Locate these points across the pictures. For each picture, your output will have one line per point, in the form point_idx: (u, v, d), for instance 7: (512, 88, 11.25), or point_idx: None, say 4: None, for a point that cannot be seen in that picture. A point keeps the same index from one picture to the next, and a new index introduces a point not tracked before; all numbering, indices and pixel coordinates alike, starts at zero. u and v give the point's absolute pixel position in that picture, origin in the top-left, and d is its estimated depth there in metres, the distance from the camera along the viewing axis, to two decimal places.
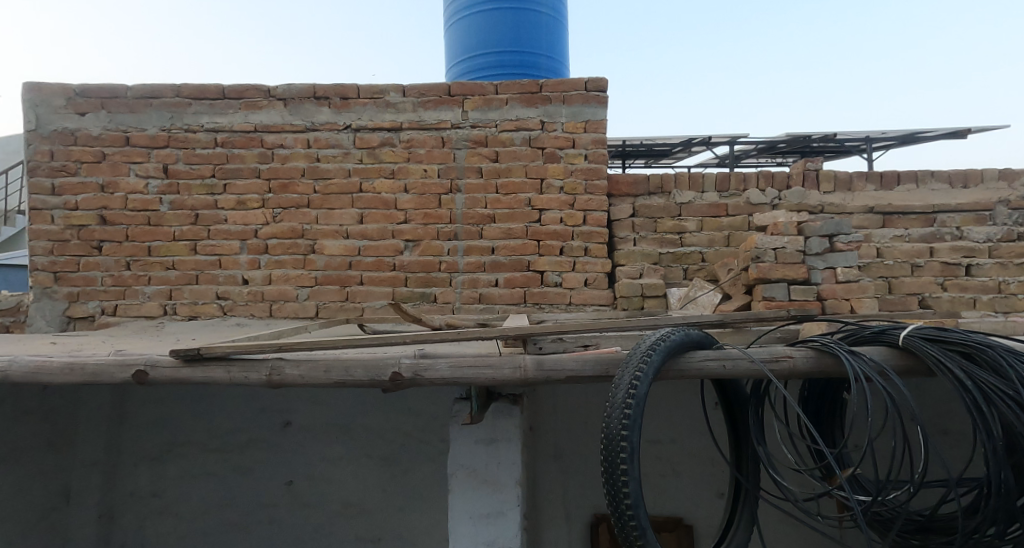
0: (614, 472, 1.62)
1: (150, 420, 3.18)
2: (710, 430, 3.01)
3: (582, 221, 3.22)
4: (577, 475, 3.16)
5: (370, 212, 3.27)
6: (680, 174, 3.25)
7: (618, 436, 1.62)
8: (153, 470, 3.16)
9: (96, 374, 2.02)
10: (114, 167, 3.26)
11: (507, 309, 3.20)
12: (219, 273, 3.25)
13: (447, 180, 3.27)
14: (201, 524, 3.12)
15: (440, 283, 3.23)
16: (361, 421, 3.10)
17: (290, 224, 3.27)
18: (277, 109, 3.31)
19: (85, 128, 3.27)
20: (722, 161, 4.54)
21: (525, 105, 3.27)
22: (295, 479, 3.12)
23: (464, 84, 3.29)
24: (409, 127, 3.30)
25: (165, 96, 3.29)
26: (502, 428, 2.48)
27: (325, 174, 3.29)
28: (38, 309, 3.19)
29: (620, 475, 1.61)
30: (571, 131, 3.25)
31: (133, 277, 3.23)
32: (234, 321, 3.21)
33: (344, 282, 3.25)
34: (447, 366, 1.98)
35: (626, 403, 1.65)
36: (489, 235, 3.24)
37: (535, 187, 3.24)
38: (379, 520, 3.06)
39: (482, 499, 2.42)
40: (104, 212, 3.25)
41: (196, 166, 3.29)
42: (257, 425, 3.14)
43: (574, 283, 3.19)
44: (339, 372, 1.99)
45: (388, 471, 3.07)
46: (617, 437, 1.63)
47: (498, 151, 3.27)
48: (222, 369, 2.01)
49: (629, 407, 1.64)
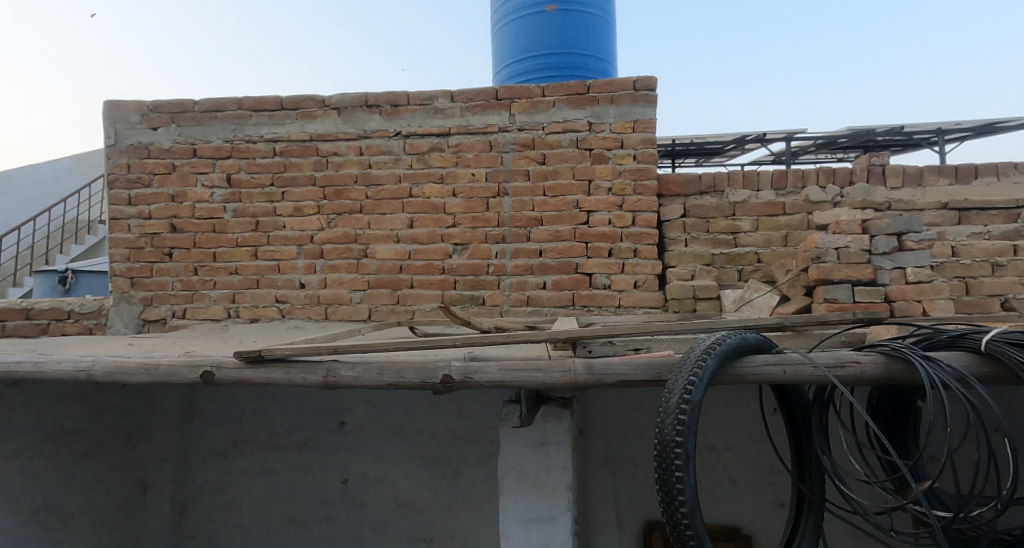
0: (668, 480, 1.58)
1: (216, 417, 3.35)
2: (769, 436, 2.91)
3: (631, 222, 3.17)
4: (628, 480, 3.11)
5: (420, 217, 3.34)
6: (734, 173, 3.16)
7: (672, 443, 1.58)
8: (219, 465, 3.32)
9: (168, 374, 2.15)
10: (183, 178, 3.45)
11: (555, 311, 3.18)
12: (279, 277, 3.39)
13: (494, 183, 3.30)
14: (263, 518, 3.25)
15: (488, 285, 3.26)
16: (412, 422, 3.16)
17: (344, 229, 3.37)
18: (332, 119, 3.43)
19: (158, 142, 3.48)
20: (777, 158, 4.37)
21: (572, 107, 3.26)
22: (350, 478, 3.20)
23: (512, 88, 3.32)
24: (457, 132, 3.35)
25: (228, 110, 3.47)
26: (553, 432, 2.47)
27: (377, 180, 3.37)
28: (116, 312, 3.41)
29: (675, 483, 1.57)
30: (620, 132, 3.21)
31: (200, 282, 3.41)
32: (292, 323, 3.34)
33: (395, 285, 3.32)
34: (496, 368, 1.99)
35: (680, 409, 1.60)
36: (536, 237, 3.24)
37: (582, 188, 3.22)
38: (432, 520, 3.11)
39: (533, 502, 2.42)
40: (174, 221, 3.44)
41: (257, 175, 3.44)
42: (314, 424, 3.26)
43: (623, 285, 3.15)
44: (392, 375, 2.04)
45: (439, 472, 3.11)
46: (671, 444, 1.59)
47: (545, 154, 3.27)
48: (282, 371, 2.09)
49: (683, 413, 1.60)
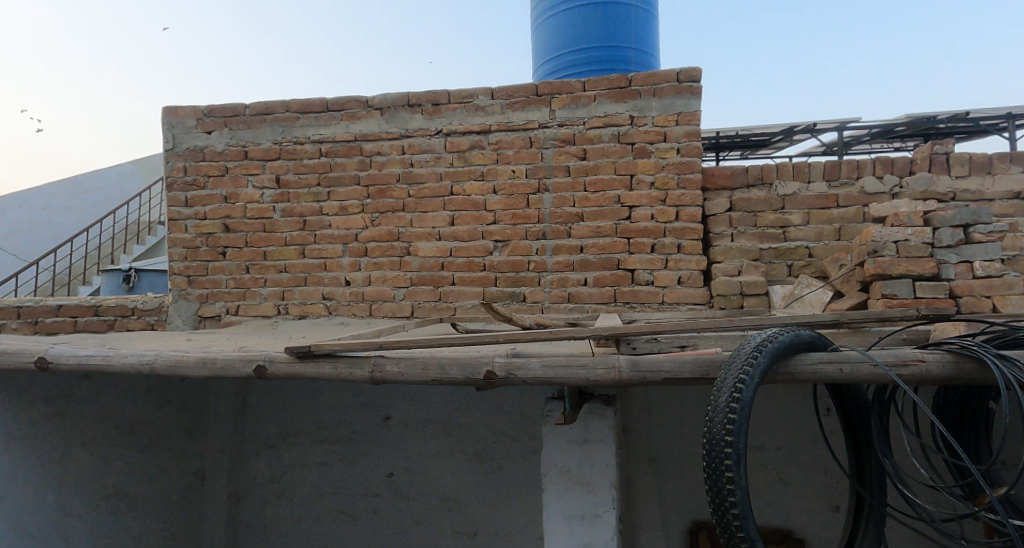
0: (718, 480, 1.55)
1: (268, 410, 3.48)
2: (823, 437, 2.81)
3: (674, 216, 3.11)
4: (673, 479, 3.07)
5: (460, 214, 3.36)
6: (783, 164, 3.05)
7: (722, 442, 1.54)
8: (271, 456, 3.44)
9: (224, 368, 2.23)
10: (235, 180, 3.59)
11: (596, 308, 3.16)
12: (325, 275, 3.48)
13: (535, 180, 3.29)
14: (313, 509, 3.35)
15: (529, 282, 3.26)
16: (456, 418, 3.20)
17: (387, 227, 3.43)
18: (375, 119, 3.49)
19: (212, 145, 3.62)
20: (829, 149, 4.20)
21: (613, 101, 3.22)
22: (395, 471, 3.27)
23: (552, 83, 3.30)
24: (497, 129, 3.35)
25: (277, 113, 3.58)
26: (596, 430, 2.45)
27: (419, 178, 3.42)
28: (175, 309, 3.58)
29: (725, 484, 1.53)
30: (662, 125, 3.14)
31: (252, 279, 3.54)
32: (338, 320, 3.43)
33: (437, 282, 3.36)
34: (539, 365, 1.99)
35: (730, 408, 1.56)
36: (577, 233, 3.22)
37: (624, 183, 3.18)
38: (475, 514, 3.14)
39: (576, 500, 2.40)
40: (227, 221, 3.58)
41: (304, 175, 3.54)
42: (360, 418, 3.34)
43: (667, 281, 3.09)
44: (436, 370, 2.06)
45: (483, 467, 3.14)
46: (721, 443, 1.55)
47: (586, 149, 3.24)
48: (330, 365, 2.15)
49: (733, 412, 1.55)
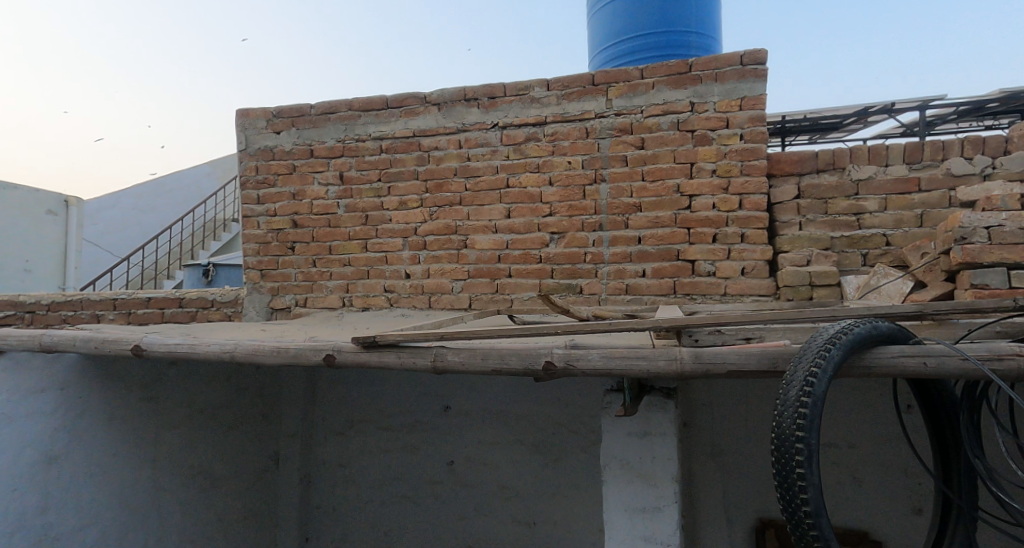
0: (787, 476, 1.49)
1: (335, 398, 3.63)
2: (904, 435, 2.66)
3: (737, 205, 3.00)
4: (738, 475, 2.99)
5: (517, 207, 3.38)
6: (858, 148, 2.88)
7: (792, 437, 1.48)
8: (339, 442, 3.60)
9: (296, 356, 2.35)
10: (302, 178, 3.75)
11: (655, 300, 3.11)
12: (386, 268, 3.59)
13: (591, 170, 3.26)
14: (379, 493, 3.49)
15: (585, 274, 3.24)
16: (514, 408, 3.24)
17: (445, 221, 3.50)
18: (433, 114, 3.56)
19: (281, 144, 3.80)
20: (908, 130, 3.93)
21: (672, 88, 3.14)
22: (456, 460, 3.35)
23: (609, 72, 3.25)
24: (553, 121, 3.34)
25: (340, 111, 3.71)
26: (656, 422, 2.41)
27: (475, 172, 3.46)
28: (250, 301, 3.80)
29: (795, 480, 1.48)
30: (725, 110, 3.04)
31: (319, 273, 3.70)
32: (399, 312, 3.53)
33: (494, 275, 3.40)
34: (599, 355, 1.98)
35: (800, 402, 1.50)
36: (635, 224, 3.17)
37: (684, 172, 3.10)
38: (535, 504, 3.17)
39: (637, 493, 2.38)
40: (295, 217, 3.75)
41: (366, 172, 3.65)
42: (421, 407, 3.44)
43: (729, 272, 3.00)
44: (495, 360, 2.09)
45: (542, 458, 3.17)
46: (791, 438, 1.49)
47: (644, 138, 3.17)
48: (394, 355, 2.22)
49: (804, 406, 1.49)
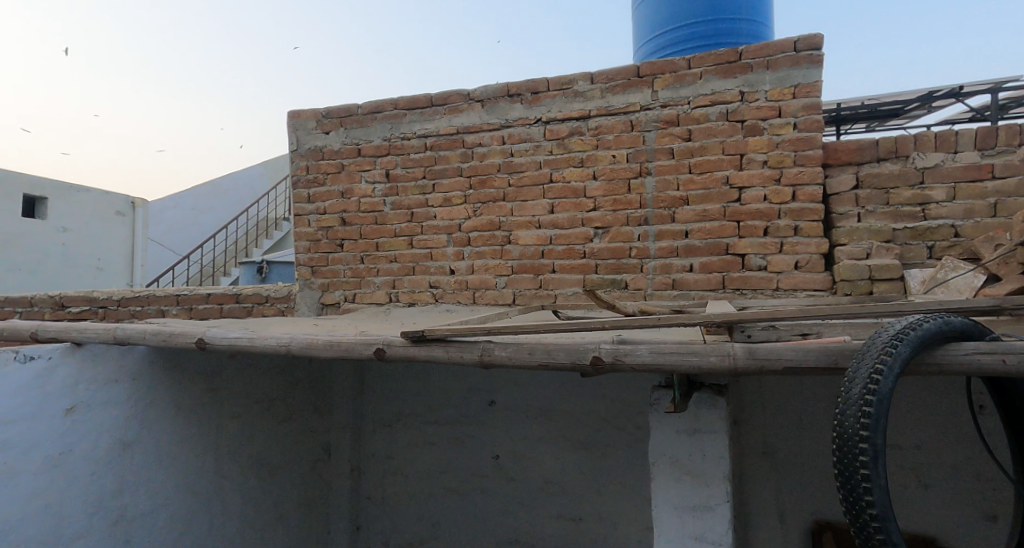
0: (850, 478, 1.42)
1: (384, 392, 3.72)
2: (979, 438, 2.53)
3: (790, 197, 2.90)
4: (792, 476, 2.91)
5: (561, 202, 3.37)
6: (923, 135, 2.74)
7: (855, 438, 1.41)
8: (388, 434, 3.68)
9: (347, 350, 2.40)
10: (350, 176, 3.84)
11: (703, 295, 3.05)
12: (431, 264, 3.64)
13: (636, 164, 3.21)
14: (426, 485, 3.55)
15: (630, 269, 3.20)
16: (560, 404, 3.25)
17: (489, 217, 3.52)
18: (476, 111, 3.57)
19: (330, 144, 3.90)
20: (978, 115, 3.71)
21: (721, 77, 3.05)
22: (501, 454, 3.37)
23: (655, 63, 3.20)
24: (597, 114, 3.31)
25: (386, 110, 3.77)
26: (707, 419, 2.35)
27: (519, 167, 3.46)
28: (301, 297, 3.92)
29: (859, 483, 1.41)
30: (777, 99, 2.93)
31: (366, 269, 3.78)
32: (444, 307, 3.58)
33: (538, 270, 3.40)
34: (648, 351, 1.94)
35: (864, 401, 1.42)
36: (682, 218, 3.11)
37: (733, 163, 3.01)
38: (581, 499, 3.16)
39: (687, 491, 2.34)
40: (344, 215, 3.84)
41: (411, 169, 3.71)
42: (466, 402, 3.48)
43: (781, 266, 2.90)
44: (543, 355, 2.09)
45: (587, 454, 3.16)
46: (854, 438, 1.42)
47: (691, 130, 3.10)
48: (442, 349, 2.24)
49: (869, 405, 1.41)
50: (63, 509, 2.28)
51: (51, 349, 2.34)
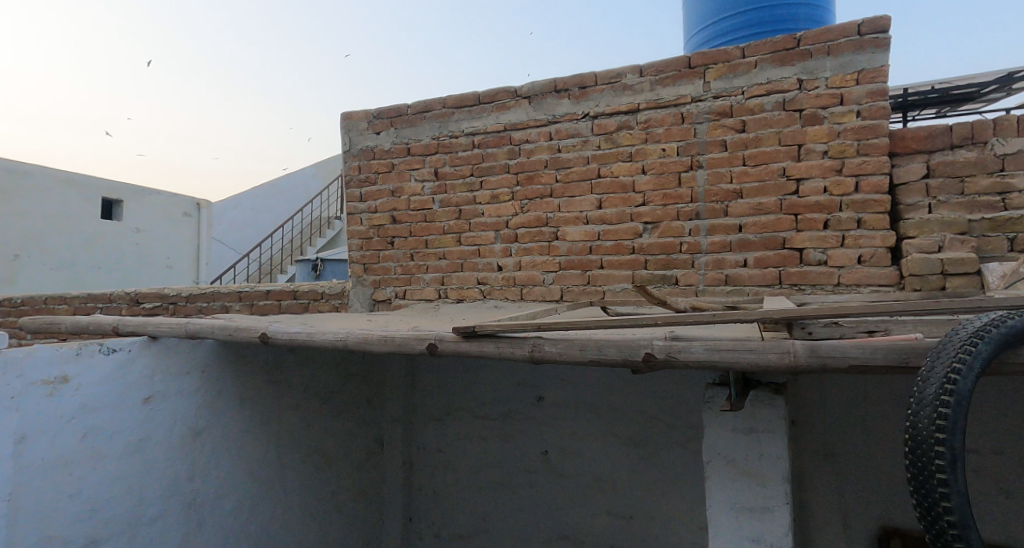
0: (924, 482, 1.34)
1: (433, 386, 3.78)
2: None
3: (853, 188, 2.77)
4: (855, 479, 2.80)
5: (609, 197, 3.33)
6: (1002, 119, 2.57)
7: (930, 440, 1.33)
8: (438, 428, 3.75)
9: (401, 345, 2.44)
10: (400, 175, 3.91)
11: (758, 291, 2.95)
12: (479, 261, 3.68)
13: (687, 157, 3.14)
14: (475, 479, 3.60)
15: (681, 265, 3.14)
16: (609, 400, 3.22)
17: (536, 213, 3.52)
18: (523, 108, 3.58)
19: (380, 144, 3.99)
20: None
21: (778, 65, 2.94)
22: (549, 450, 3.37)
23: (706, 53, 3.12)
24: (646, 107, 3.25)
25: (435, 109, 3.83)
26: (764, 419, 2.26)
27: (566, 163, 3.45)
28: (355, 293, 4.03)
29: (935, 487, 1.32)
30: (839, 86, 2.80)
31: (416, 266, 3.85)
32: (492, 303, 3.60)
33: (585, 266, 3.38)
34: (702, 347, 1.88)
35: (940, 401, 1.33)
36: (735, 212, 3.02)
37: (790, 154, 2.90)
38: (631, 497, 3.13)
39: (743, 491, 2.26)
40: (394, 213, 3.92)
41: (459, 167, 3.76)
42: (515, 397, 3.50)
43: (843, 260, 2.78)
44: (594, 351, 2.06)
45: (638, 451, 3.13)
46: (928, 441, 1.34)
47: (745, 120, 3.01)
48: (493, 344, 2.25)
49: (945, 405, 1.32)
50: (143, 493, 2.43)
51: (131, 342, 2.45)
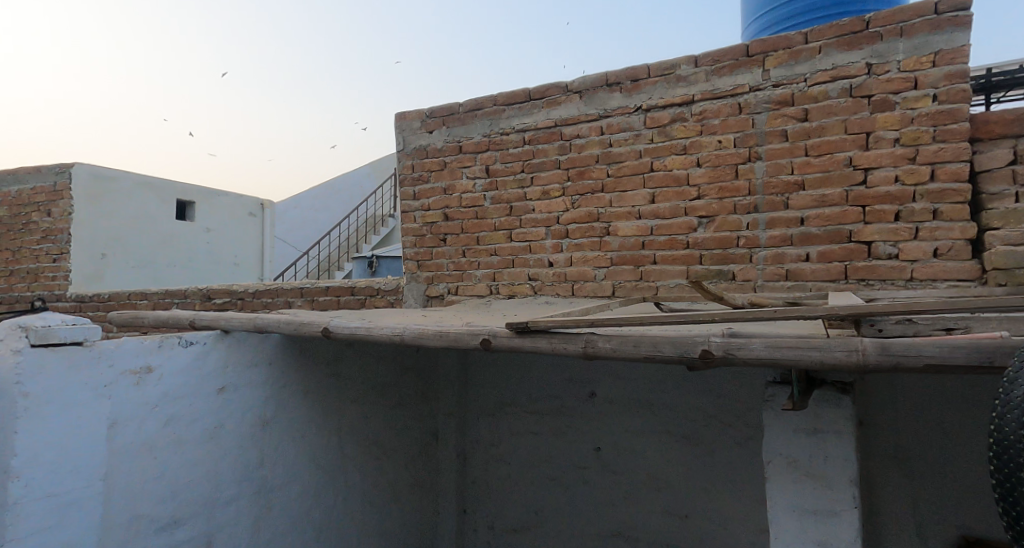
0: (1012, 489, 1.25)
1: (486, 381, 3.82)
2: None
3: (928, 177, 2.61)
4: (929, 484, 2.67)
5: (662, 191, 3.27)
6: None
7: (1017, 445, 1.24)
8: (490, 422, 3.80)
9: (455, 340, 2.48)
10: (453, 173, 3.98)
11: (822, 287, 2.83)
12: (530, 257, 3.69)
13: (745, 148, 3.04)
14: (528, 473, 3.63)
15: (738, 259, 3.05)
16: (663, 398, 3.18)
17: (587, 209, 3.50)
18: (574, 103, 3.56)
19: (433, 143, 4.06)
20: None
21: (844, 49, 2.80)
22: (602, 446, 3.36)
23: (766, 40, 3.01)
24: (702, 98, 3.17)
25: (486, 107, 3.86)
26: (830, 420, 2.17)
27: (618, 157, 3.41)
28: (409, 289, 4.13)
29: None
30: (912, 69, 2.64)
31: (468, 263, 3.91)
32: (543, 299, 3.61)
33: (638, 262, 3.33)
34: (763, 344, 1.81)
35: None
36: (797, 204, 2.91)
37: (857, 143, 2.76)
38: (687, 496, 3.08)
39: (807, 493, 2.18)
40: (446, 210, 3.99)
41: (510, 164, 3.78)
42: (567, 393, 3.50)
43: (917, 254, 2.63)
44: (648, 347, 2.02)
45: (693, 450, 3.07)
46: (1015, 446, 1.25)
47: (808, 109, 2.88)
48: (546, 340, 2.25)
49: None
50: (220, 477, 2.59)
51: (206, 335, 2.60)
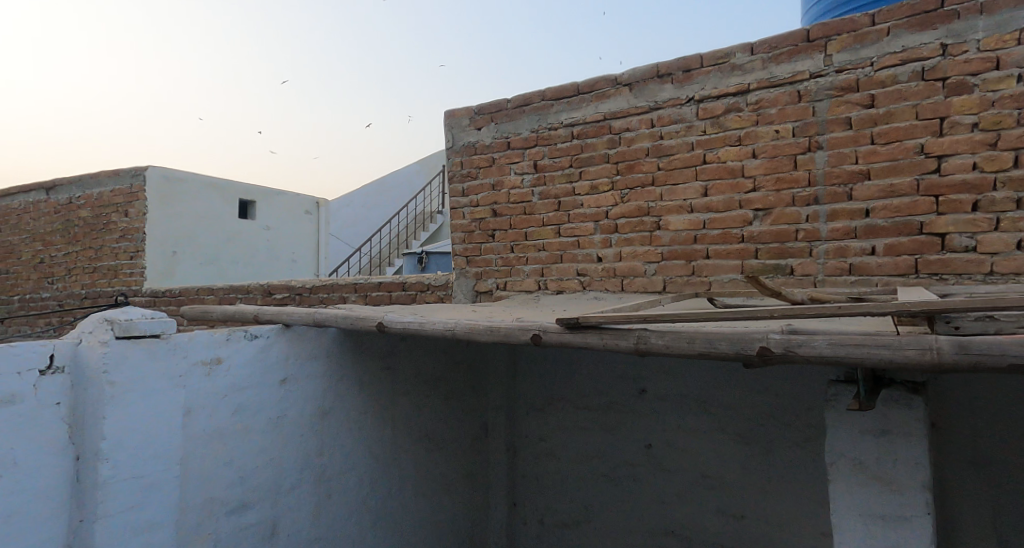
0: None
1: (534, 376, 3.84)
2: None
3: (1012, 162, 2.43)
4: (1010, 491, 2.52)
5: (716, 183, 3.18)
6: None
7: None
8: (539, 417, 3.81)
9: (506, 335, 2.49)
10: (501, 169, 3.99)
11: (889, 282, 2.69)
12: (579, 252, 3.67)
13: (805, 138, 2.92)
14: (577, 469, 3.62)
15: (797, 253, 2.93)
16: (717, 395, 3.10)
17: (636, 203, 3.45)
18: (624, 95, 3.50)
19: (482, 140, 4.09)
20: None
21: (915, 30, 2.64)
22: (653, 443, 3.31)
23: (828, 24, 2.87)
24: (758, 87, 3.05)
25: (534, 102, 3.85)
26: (900, 421, 2.06)
27: (670, 150, 3.33)
28: (458, 284, 4.18)
29: None
30: (993, 48, 2.46)
31: (516, 258, 3.92)
32: (592, 294, 3.59)
33: (690, 256, 3.26)
34: (826, 342, 1.73)
35: None
36: (862, 195, 2.77)
37: (930, 129, 2.60)
38: (743, 496, 3.00)
39: (875, 498, 2.07)
40: (495, 206, 4.02)
41: (559, 159, 3.76)
42: (616, 389, 3.46)
43: (997, 246, 2.45)
44: (703, 344, 1.97)
45: (750, 450, 2.99)
46: None
47: (875, 94, 2.73)
48: (597, 336, 2.23)
49: None
50: (284, 464, 2.71)
51: (268, 329, 2.71)
